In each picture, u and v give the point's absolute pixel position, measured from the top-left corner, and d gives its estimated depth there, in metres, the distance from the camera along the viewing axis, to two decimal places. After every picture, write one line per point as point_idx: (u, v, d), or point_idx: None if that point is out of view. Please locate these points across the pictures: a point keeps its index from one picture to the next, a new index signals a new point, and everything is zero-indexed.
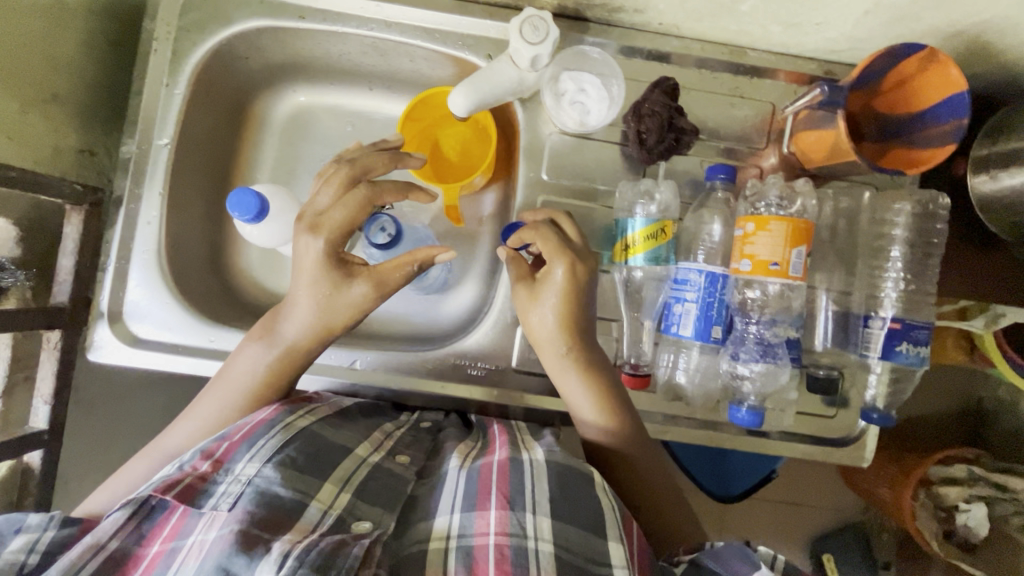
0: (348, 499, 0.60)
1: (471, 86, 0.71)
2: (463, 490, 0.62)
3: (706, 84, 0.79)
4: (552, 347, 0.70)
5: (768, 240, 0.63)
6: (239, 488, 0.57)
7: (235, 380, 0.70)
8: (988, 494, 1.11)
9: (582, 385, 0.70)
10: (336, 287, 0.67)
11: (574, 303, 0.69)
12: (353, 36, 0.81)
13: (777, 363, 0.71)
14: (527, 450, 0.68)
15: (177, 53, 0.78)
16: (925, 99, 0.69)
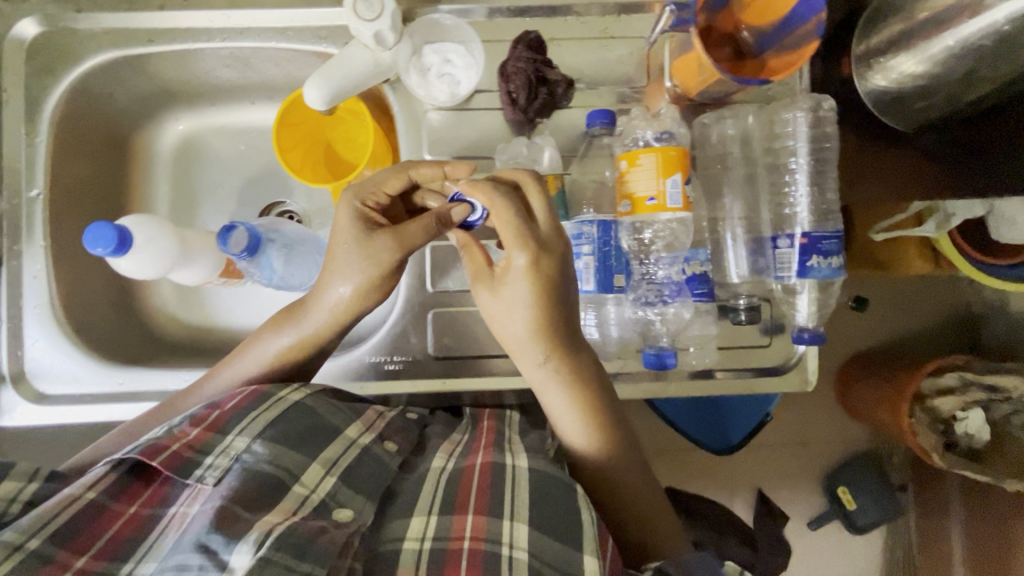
0: (333, 484, 0.59)
1: (323, 76, 0.68)
2: (443, 489, 0.62)
3: (573, 32, 0.76)
4: (529, 356, 0.66)
5: (639, 174, 0.61)
6: (226, 462, 0.57)
7: (256, 359, 0.71)
8: (982, 398, 1.08)
9: (562, 390, 0.66)
10: (362, 243, 0.65)
11: (543, 302, 0.63)
12: (208, 51, 0.78)
13: (684, 301, 0.69)
14: (512, 453, 0.67)
15: (32, 100, 0.77)
16: (785, 6, 0.69)
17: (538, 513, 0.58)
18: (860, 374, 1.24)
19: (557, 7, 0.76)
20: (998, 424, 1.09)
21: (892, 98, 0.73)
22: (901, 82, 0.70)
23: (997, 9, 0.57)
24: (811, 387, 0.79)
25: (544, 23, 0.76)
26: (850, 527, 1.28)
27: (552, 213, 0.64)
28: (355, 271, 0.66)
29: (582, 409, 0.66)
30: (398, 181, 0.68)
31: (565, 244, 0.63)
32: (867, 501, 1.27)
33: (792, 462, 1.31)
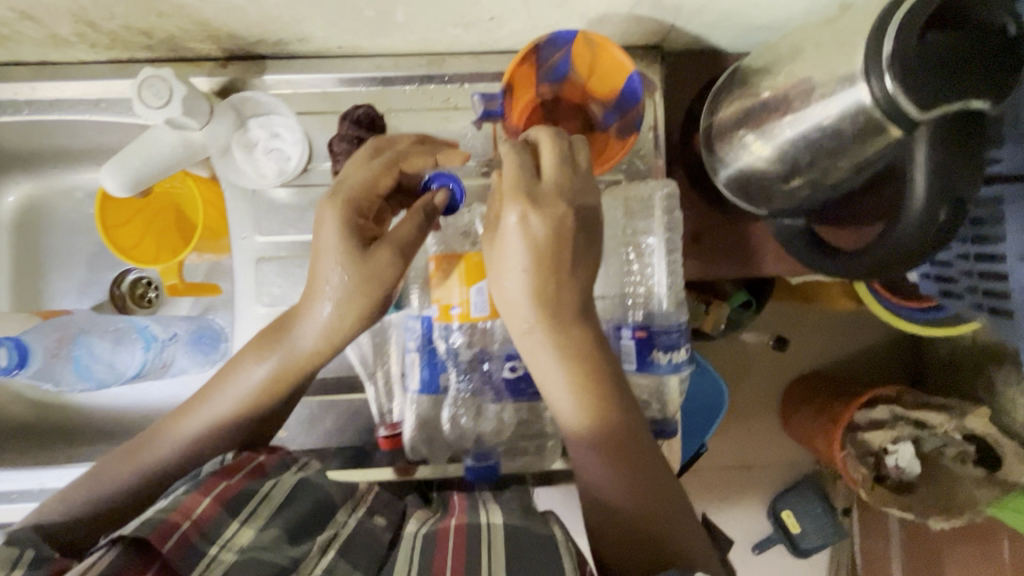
0: (330, 561, 0.50)
1: (120, 163, 0.63)
2: (418, 559, 0.51)
3: (412, 102, 0.71)
4: (516, 319, 0.55)
5: (445, 282, 0.59)
6: (230, 556, 0.48)
7: (219, 403, 0.58)
8: (910, 433, 0.97)
9: (560, 369, 0.54)
10: (352, 257, 0.54)
11: (546, 264, 0.52)
12: (20, 122, 0.73)
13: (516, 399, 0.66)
14: (486, 514, 0.57)
15: None
16: (613, 86, 0.66)
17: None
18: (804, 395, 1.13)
19: (395, 76, 0.71)
20: (930, 457, 0.99)
21: (738, 184, 0.63)
22: (749, 169, 0.60)
23: (828, 103, 0.49)
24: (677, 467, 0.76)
25: (380, 92, 0.71)
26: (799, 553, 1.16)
27: (565, 159, 0.54)
28: (341, 289, 0.55)
29: (614, 402, 0.55)
30: (391, 180, 0.59)
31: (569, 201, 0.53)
32: (814, 525, 1.14)
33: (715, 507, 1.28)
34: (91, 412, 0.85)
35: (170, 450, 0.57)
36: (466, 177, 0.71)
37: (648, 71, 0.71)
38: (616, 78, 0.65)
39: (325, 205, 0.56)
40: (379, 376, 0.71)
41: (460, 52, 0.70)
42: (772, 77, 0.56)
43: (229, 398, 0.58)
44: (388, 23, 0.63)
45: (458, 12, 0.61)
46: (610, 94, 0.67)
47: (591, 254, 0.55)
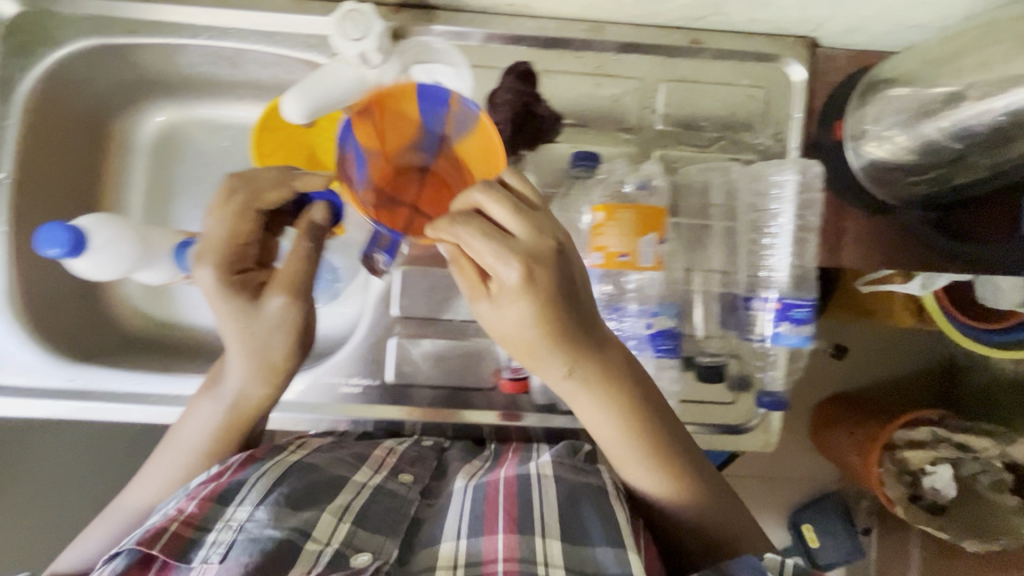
0: (345, 531, 0.60)
1: (303, 91, 0.67)
2: (468, 512, 0.63)
3: (567, 65, 0.75)
4: (551, 370, 0.57)
5: (613, 231, 0.59)
6: (229, 535, 0.58)
7: (182, 439, 0.66)
8: (952, 455, 1.04)
9: (602, 407, 0.60)
10: (246, 311, 0.59)
11: (557, 310, 0.52)
12: (192, 47, 0.77)
13: (643, 356, 0.68)
14: (533, 462, 0.69)
15: (6, 83, 0.74)
16: (409, 112, 0.65)
17: (593, 545, 0.59)
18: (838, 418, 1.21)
19: (554, 40, 0.74)
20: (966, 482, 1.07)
21: (877, 172, 0.70)
22: (894, 155, 0.68)
23: (993, 99, 0.58)
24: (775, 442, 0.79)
25: (538, 52, 0.74)
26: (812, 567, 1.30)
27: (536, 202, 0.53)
28: (249, 335, 0.59)
29: (642, 424, 0.61)
30: (252, 224, 0.60)
31: (554, 240, 0.52)
32: (831, 541, 1.28)
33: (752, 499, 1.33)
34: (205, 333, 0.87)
35: (178, 469, 0.66)
36: (611, 142, 0.75)
37: (794, 59, 0.74)
38: (409, 111, 0.65)
39: (205, 266, 0.60)
40: None
41: (618, 22, 0.74)
42: (911, 86, 0.64)
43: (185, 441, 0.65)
44: None
45: None
46: (415, 116, 0.66)
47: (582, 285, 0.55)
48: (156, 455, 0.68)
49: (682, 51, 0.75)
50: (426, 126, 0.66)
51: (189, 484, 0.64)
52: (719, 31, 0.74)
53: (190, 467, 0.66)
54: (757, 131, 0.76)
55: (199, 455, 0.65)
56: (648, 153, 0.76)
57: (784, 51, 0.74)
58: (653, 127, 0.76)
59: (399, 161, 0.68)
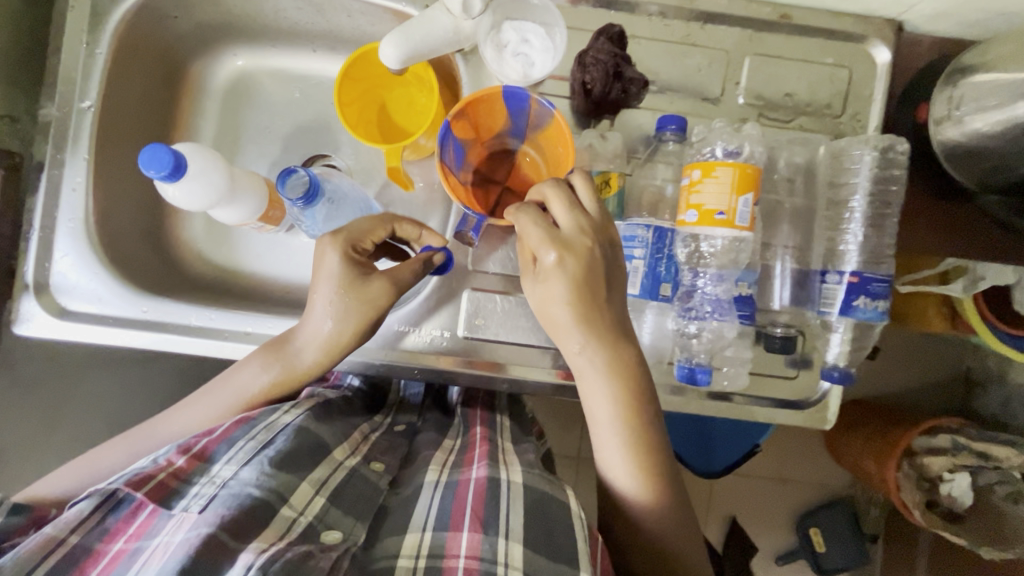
0: (321, 505, 0.57)
1: (401, 35, 0.67)
2: (437, 508, 0.57)
3: (657, 33, 0.75)
4: (567, 341, 0.61)
5: (713, 189, 0.60)
6: (212, 490, 0.55)
7: (234, 389, 0.69)
8: (971, 463, 1.04)
9: (606, 382, 0.61)
10: (355, 286, 0.65)
11: (586, 283, 0.59)
12: None
13: (725, 321, 0.68)
14: (505, 468, 0.62)
15: (96, 12, 0.73)
16: (497, 111, 0.71)
17: (555, 556, 0.53)
18: (858, 421, 1.23)
19: (644, 6, 0.75)
20: (982, 492, 1.06)
21: (966, 152, 0.70)
22: (974, 140, 0.68)
23: None
24: (829, 425, 0.78)
25: (628, 18, 0.75)
26: (819, 571, 1.31)
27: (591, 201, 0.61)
28: (339, 310, 0.66)
29: (641, 417, 0.61)
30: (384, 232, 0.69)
31: (592, 237, 0.59)
32: (838, 547, 1.29)
33: (773, 494, 1.33)
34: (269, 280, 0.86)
35: (202, 414, 0.68)
36: (693, 112, 0.76)
37: (881, 41, 0.75)
38: (497, 110, 0.70)
39: (330, 242, 0.66)
40: None
41: None
42: (993, 72, 0.64)
43: (226, 395, 0.68)
44: None
45: None
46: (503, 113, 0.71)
47: (616, 282, 0.61)
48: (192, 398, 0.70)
49: (771, 26, 0.75)
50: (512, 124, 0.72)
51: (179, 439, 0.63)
52: (810, 8, 0.74)
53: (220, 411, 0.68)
54: (840, 110, 0.76)
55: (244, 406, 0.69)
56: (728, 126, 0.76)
57: (871, 32, 0.75)
58: (735, 100, 0.76)
59: (489, 152, 0.75)
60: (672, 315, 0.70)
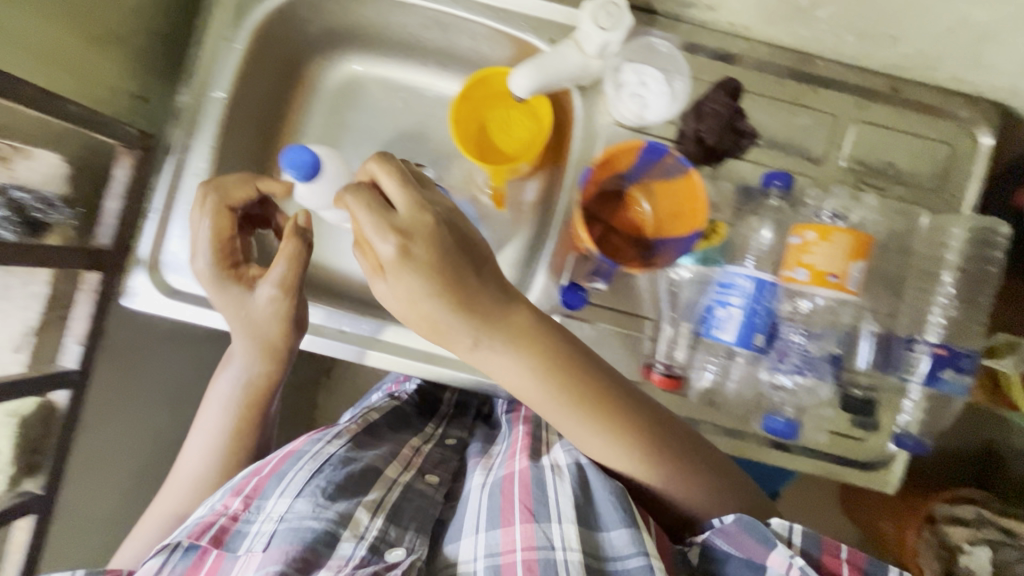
0: (381, 524, 0.59)
1: (536, 67, 0.70)
2: (486, 507, 0.60)
3: (769, 90, 0.77)
4: (457, 341, 0.55)
5: (830, 251, 0.62)
6: (271, 526, 0.59)
7: (218, 396, 0.74)
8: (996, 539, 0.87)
9: (512, 358, 0.55)
10: (241, 300, 0.69)
11: (438, 253, 0.51)
12: (417, 8, 0.80)
13: (819, 378, 0.73)
14: (549, 455, 0.64)
15: (240, 8, 0.77)
16: (624, 161, 0.72)
17: (608, 530, 0.56)
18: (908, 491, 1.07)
19: (763, 63, 0.77)
20: None
21: None
22: None
23: None
24: (891, 489, 0.78)
25: (743, 73, 0.77)
26: None
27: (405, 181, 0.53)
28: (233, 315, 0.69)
29: (592, 409, 0.56)
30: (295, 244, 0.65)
31: (431, 215, 0.52)
32: None
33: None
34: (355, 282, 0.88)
35: (221, 419, 0.74)
36: (797, 171, 0.78)
37: (987, 125, 0.77)
38: (626, 159, 0.71)
39: (201, 253, 0.68)
40: (670, 322, 0.76)
41: (827, 58, 0.77)
42: None
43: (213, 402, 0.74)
44: (804, 14, 0.70)
45: (877, 22, 0.68)
46: (629, 162, 0.72)
47: (468, 242, 0.54)
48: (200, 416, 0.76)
49: (882, 97, 0.78)
50: (635, 170, 0.73)
51: (232, 480, 0.66)
52: (921, 84, 0.77)
53: (223, 421, 0.73)
54: (937, 185, 0.78)
55: (234, 412, 0.73)
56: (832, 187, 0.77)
57: (979, 115, 0.77)
58: (837, 163, 0.78)
59: (608, 195, 0.76)
60: (765, 367, 0.73)
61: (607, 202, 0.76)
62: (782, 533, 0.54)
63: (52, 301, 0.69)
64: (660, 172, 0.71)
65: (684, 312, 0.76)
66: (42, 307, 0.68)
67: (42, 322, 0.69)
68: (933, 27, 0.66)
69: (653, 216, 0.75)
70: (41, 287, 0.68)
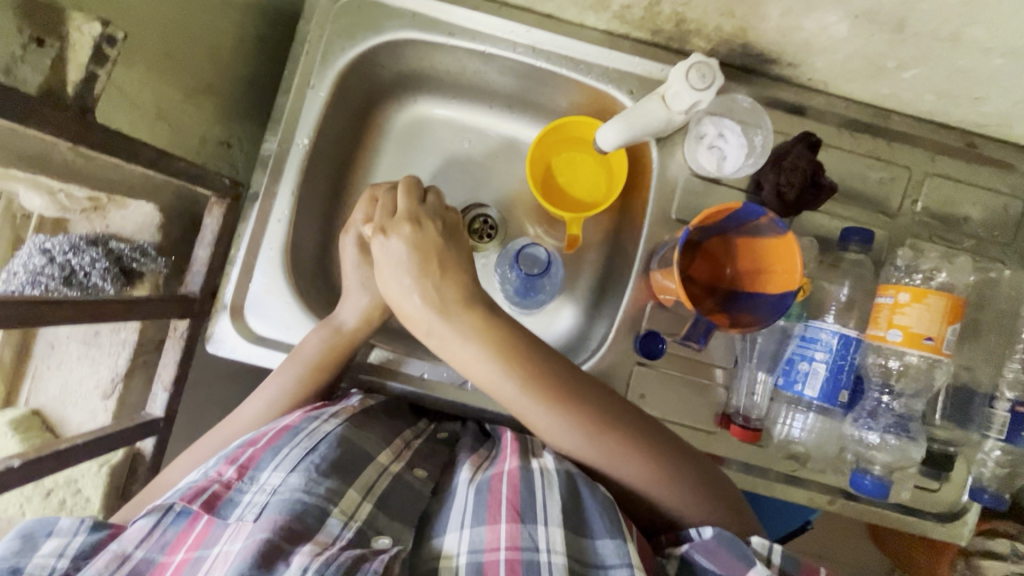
0: (368, 510, 0.56)
1: (624, 122, 0.72)
2: (474, 502, 0.58)
3: (845, 143, 0.78)
4: (417, 325, 0.66)
5: (924, 315, 0.63)
6: (264, 497, 0.54)
7: (303, 357, 0.70)
8: None
9: (469, 343, 0.63)
10: (380, 270, 0.75)
11: (420, 251, 0.66)
12: (499, 57, 0.79)
13: (911, 440, 0.72)
14: (539, 457, 0.62)
15: (326, 56, 0.77)
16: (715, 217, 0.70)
17: (594, 538, 0.56)
18: None
19: (838, 117, 0.78)
20: None
21: None
22: None
23: None
24: (964, 540, 0.78)
25: (819, 126, 0.78)
26: None
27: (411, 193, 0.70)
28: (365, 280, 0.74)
29: (548, 397, 0.61)
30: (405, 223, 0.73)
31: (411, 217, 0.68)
32: None
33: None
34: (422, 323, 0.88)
35: (289, 382, 0.69)
36: (875, 224, 0.78)
37: None
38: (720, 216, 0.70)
39: (351, 232, 0.75)
40: (750, 371, 0.76)
41: (903, 113, 0.78)
42: None
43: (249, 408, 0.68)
44: (891, 75, 0.70)
45: (963, 86, 0.68)
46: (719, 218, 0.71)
47: (455, 235, 0.69)
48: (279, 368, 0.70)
49: (956, 151, 0.78)
50: (721, 226, 0.72)
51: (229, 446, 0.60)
52: (997, 140, 0.78)
53: (299, 384, 0.69)
54: (1008, 240, 0.78)
55: (315, 369, 0.69)
56: (910, 240, 0.78)
57: None
58: (912, 216, 0.78)
59: (689, 249, 0.75)
60: (850, 424, 0.74)
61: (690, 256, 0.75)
62: (762, 552, 0.56)
63: (140, 346, 0.71)
64: (750, 231, 0.71)
65: (761, 362, 0.76)
66: (131, 354, 0.70)
67: (131, 367, 0.71)
68: (1020, 92, 0.67)
69: (733, 275, 0.75)
70: (130, 334, 0.71)
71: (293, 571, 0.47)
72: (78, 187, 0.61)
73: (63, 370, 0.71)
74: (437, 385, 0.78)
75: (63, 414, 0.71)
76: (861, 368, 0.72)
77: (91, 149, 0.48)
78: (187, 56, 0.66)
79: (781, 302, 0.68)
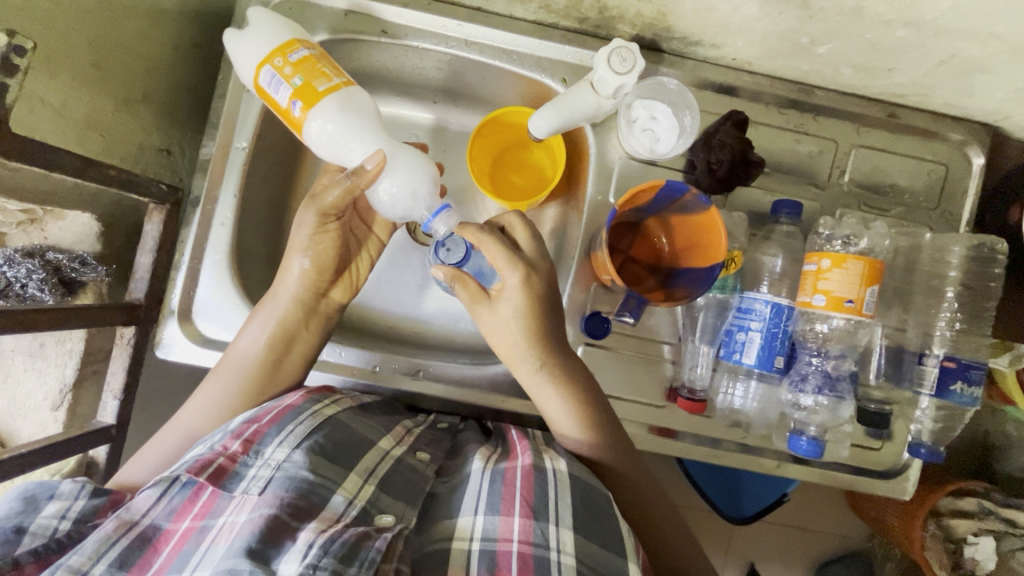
0: (372, 491, 0.58)
1: (553, 111, 0.74)
2: (488, 491, 0.59)
3: (773, 119, 0.81)
4: (523, 362, 0.68)
5: (845, 279, 0.66)
6: (269, 472, 0.55)
7: (237, 362, 0.69)
8: (997, 528, 0.96)
9: (551, 387, 0.68)
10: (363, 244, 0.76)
11: (533, 316, 0.66)
12: (433, 53, 0.80)
13: (839, 398, 0.74)
14: (551, 458, 0.64)
15: None
16: (642, 198, 0.73)
17: (604, 546, 0.56)
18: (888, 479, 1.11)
19: (765, 94, 0.81)
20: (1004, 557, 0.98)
21: None
22: None
23: None
24: (909, 496, 0.82)
25: (748, 104, 0.81)
26: None
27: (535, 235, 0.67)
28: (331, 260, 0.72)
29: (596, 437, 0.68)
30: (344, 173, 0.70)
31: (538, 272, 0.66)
32: None
33: (792, 543, 1.21)
34: (376, 317, 0.89)
35: (226, 389, 0.68)
36: (807, 196, 0.81)
37: (979, 146, 0.81)
38: (646, 196, 0.72)
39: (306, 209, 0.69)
40: (693, 346, 0.79)
41: (826, 87, 0.81)
42: None
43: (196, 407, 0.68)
44: (807, 51, 0.73)
45: (873, 59, 0.71)
46: (645, 198, 0.73)
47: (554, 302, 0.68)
48: (214, 372, 0.70)
49: (879, 122, 0.81)
50: (653, 204, 0.74)
51: (232, 424, 0.62)
52: (917, 108, 0.81)
53: (235, 391, 0.68)
54: (934, 205, 0.82)
55: (247, 374, 0.68)
56: (840, 209, 0.81)
57: (971, 137, 0.81)
58: (842, 186, 0.81)
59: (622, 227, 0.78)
60: (788, 388, 0.76)
61: (626, 235, 0.78)
62: None
63: (86, 356, 0.72)
64: (679, 208, 0.73)
65: (704, 334, 0.79)
66: (78, 363, 0.71)
67: (80, 377, 0.72)
68: (927, 61, 0.69)
69: (670, 249, 0.78)
70: (76, 344, 0.71)
71: (300, 547, 0.48)
72: (8, 201, 0.62)
73: (11, 383, 0.72)
74: (392, 377, 0.81)
75: (13, 426, 0.72)
76: (794, 334, 0.76)
77: (3, 158, 0.49)
78: (117, 67, 0.66)
79: (708, 275, 0.71)
